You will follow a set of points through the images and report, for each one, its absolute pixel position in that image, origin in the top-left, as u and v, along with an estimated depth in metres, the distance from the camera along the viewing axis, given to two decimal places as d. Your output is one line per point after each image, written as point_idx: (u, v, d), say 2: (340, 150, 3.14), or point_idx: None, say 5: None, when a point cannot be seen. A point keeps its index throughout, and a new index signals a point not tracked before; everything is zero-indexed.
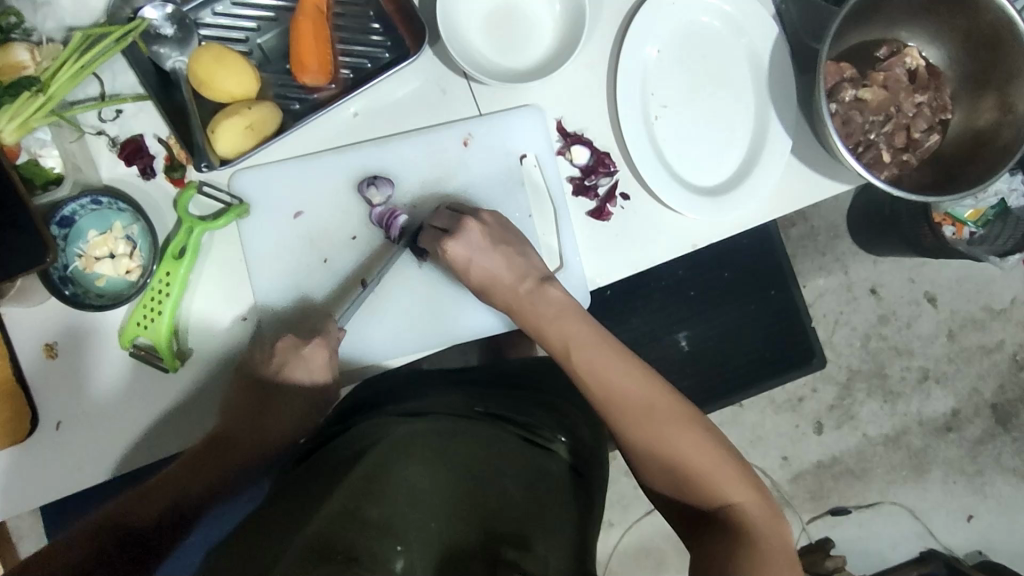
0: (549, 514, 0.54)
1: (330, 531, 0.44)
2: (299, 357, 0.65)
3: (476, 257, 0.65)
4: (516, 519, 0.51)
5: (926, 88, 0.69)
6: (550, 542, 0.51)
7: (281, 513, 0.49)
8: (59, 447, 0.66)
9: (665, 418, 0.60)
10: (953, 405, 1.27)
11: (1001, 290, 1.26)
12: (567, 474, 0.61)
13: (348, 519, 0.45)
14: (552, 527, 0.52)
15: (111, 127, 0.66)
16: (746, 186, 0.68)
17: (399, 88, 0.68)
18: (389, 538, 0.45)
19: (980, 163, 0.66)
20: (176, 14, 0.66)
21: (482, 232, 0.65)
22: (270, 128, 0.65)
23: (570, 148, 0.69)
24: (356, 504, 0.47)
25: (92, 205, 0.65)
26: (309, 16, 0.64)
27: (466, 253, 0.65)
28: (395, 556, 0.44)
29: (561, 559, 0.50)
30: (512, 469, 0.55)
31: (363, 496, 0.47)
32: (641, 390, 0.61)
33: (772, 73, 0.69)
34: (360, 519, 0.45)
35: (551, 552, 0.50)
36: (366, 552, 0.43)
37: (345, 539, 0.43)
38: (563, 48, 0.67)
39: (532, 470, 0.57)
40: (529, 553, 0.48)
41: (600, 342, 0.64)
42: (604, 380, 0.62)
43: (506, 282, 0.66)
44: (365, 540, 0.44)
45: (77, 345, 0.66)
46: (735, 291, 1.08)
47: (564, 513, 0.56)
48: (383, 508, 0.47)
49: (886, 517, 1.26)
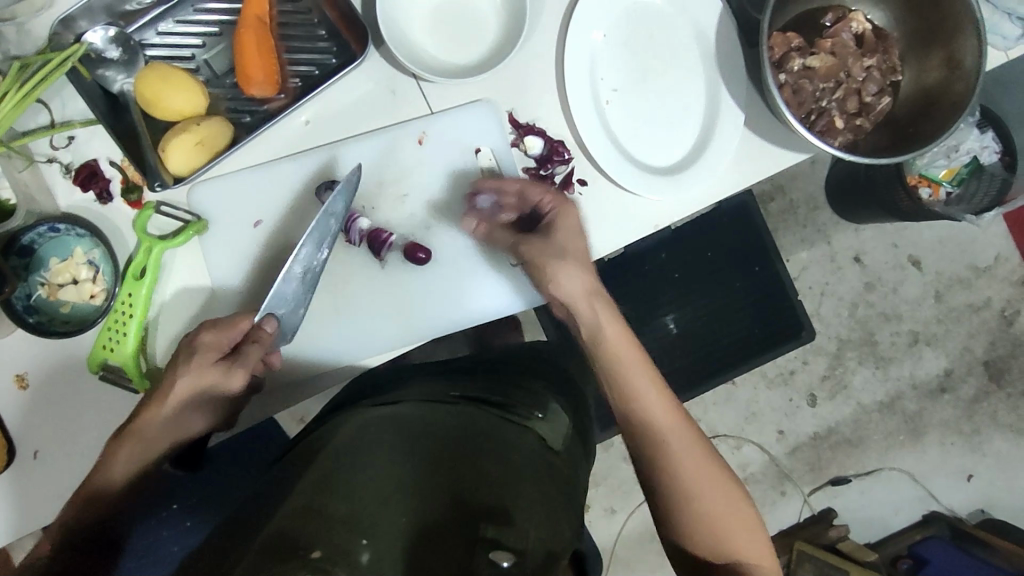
0: (529, 486, 0.53)
1: (292, 527, 0.44)
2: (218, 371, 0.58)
3: (550, 246, 0.60)
4: (494, 492, 0.50)
5: (874, 51, 0.69)
6: (528, 511, 0.50)
7: (248, 511, 0.49)
8: (39, 475, 0.66)
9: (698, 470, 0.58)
10: (945, 366, 1.27)
11: (984, 247, 1.26)
12: (546, 448, 0.60)
13: (310, 515, 0.45)
14: (529, 496, 0.52)
15: (63, 154, 0.66)
16: (702, 161, 0.68)
17: (349, 94, 0.68)
18: (353, 533, 0.45)
19: (935, 120, 0.66)
20: (120, 36, 0.65)
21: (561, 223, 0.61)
22: (221, 142, 0.65)
23: (523, 138, 0.69)
24: (320, 502, 0.47)
25: (51, 232, 0.65)
26: (251, 29, 0.65)
27: (544, 245, 0.61)
28: (361, 549, 0.44)
29: (541, 525, 0.50)
30: (488, 441, 0.55)
31: (326, 494, 0.47)
32: (683, 437, 0.59)
33: (720, 48, 0.68)
34: (323, 516, 0.45)
35: (529, 517, 0.50)
36: (328, 546, 0.43)
37: (306, 534, 0.43)
38: (508, 40, 0.67)
39: (510, 441, 0.57)
40: (506, 527, 0.48)
41: (645, 372, 0.60)
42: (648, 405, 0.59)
43: (574, 291, 0.60)
44: (328, 536, 0.44)
45: (48, 373, 0.66)
46: (716, 271, 1.09)
47: (542, 482, 0.55)
48: (348, 505, 0.47)
49: (887, 482, 1.26)
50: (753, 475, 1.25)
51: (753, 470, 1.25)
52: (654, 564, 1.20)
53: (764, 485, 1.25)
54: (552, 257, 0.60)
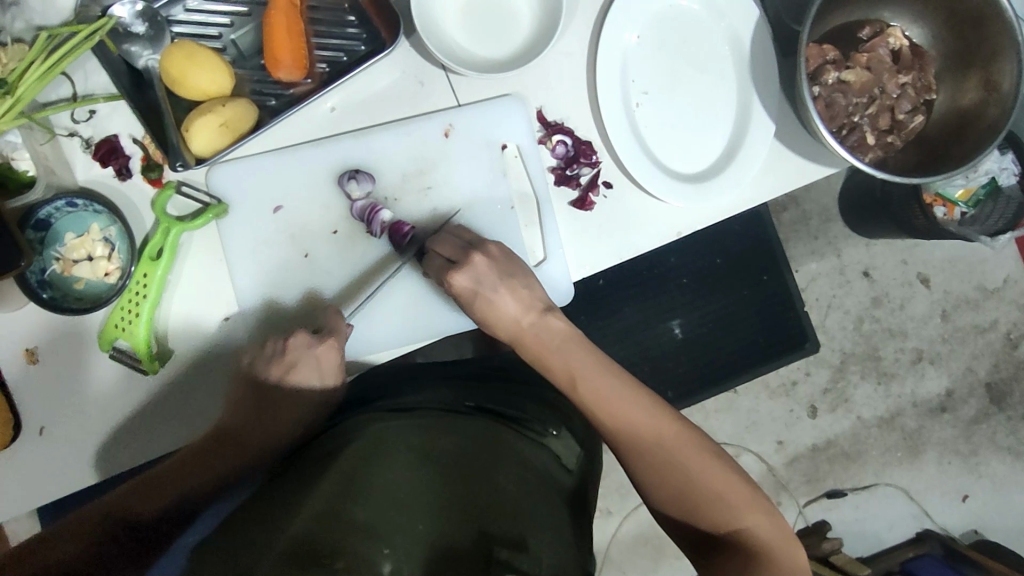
0: (541, 510, 0.52)
1: (314, 534, 0.46)
2: (311, 357, 0.64)
3: (481, 288, 0.63)
4: (507, 514, 0.50)
5: (911, 68, 0.68)
6: (542, 533, 0.50)
7: (265, 508, 0.49)
8: (43, 451, 0.66)
9: (677, 446, 0.59)
10: (947, 385, 1.27)
11: (994, 269, 1.26)
12: (555, 466, 0.60)
13: (331, 521, 0.47)
14: (542, 518, 0.52)
15: (84, 128, 0.65)
16: (730, 170, 0.68)
17: (376, 82, 0.67)
18: (376, 541, 0.47)
19: (966, 143, 0.65)
20: (147, 11, 0.64)
21: (489, 266, 0.64)
22: (245, 125, 0.64)
23: (551, 137, 0.69)
24: (340, 508, 0.48)
25: (68, 208, 0.64)
26: (281, 10, 0.63)
27: (471, 287, 0.63)
28: (383, 558, 0.46)
29: (553, 548, 0.49)
30: (504, 458, 0.55)
31: (346, 499, 0.49)
32: (649, 418, 0.60)
33: (755, 56, 0.67)
34: (343, 522, 0.47)
35: (543, 540, 0.49)
36: (352, 556, 0.46)
37: (329, 543, 0.46)
38: (541, 38, 0.66)
39: (524, 461, 0.56)
40: (520, 551, 0.48)
41: (609, 375, 0.62)
42: (615, 408, 0.61)
43: (512, 314, 0.64)
44: (350, 542, 0.46)
45: (56, 349, 0.65)
46: (726, 278, 1.08)
47: (548, 505, 0.54)
48: (368, 510, 0.49)
49: (882, 498, 1.26)
50: None
51: None
52: (646, 568, 1.20)
53: None
54: (486, 291, 0.64)
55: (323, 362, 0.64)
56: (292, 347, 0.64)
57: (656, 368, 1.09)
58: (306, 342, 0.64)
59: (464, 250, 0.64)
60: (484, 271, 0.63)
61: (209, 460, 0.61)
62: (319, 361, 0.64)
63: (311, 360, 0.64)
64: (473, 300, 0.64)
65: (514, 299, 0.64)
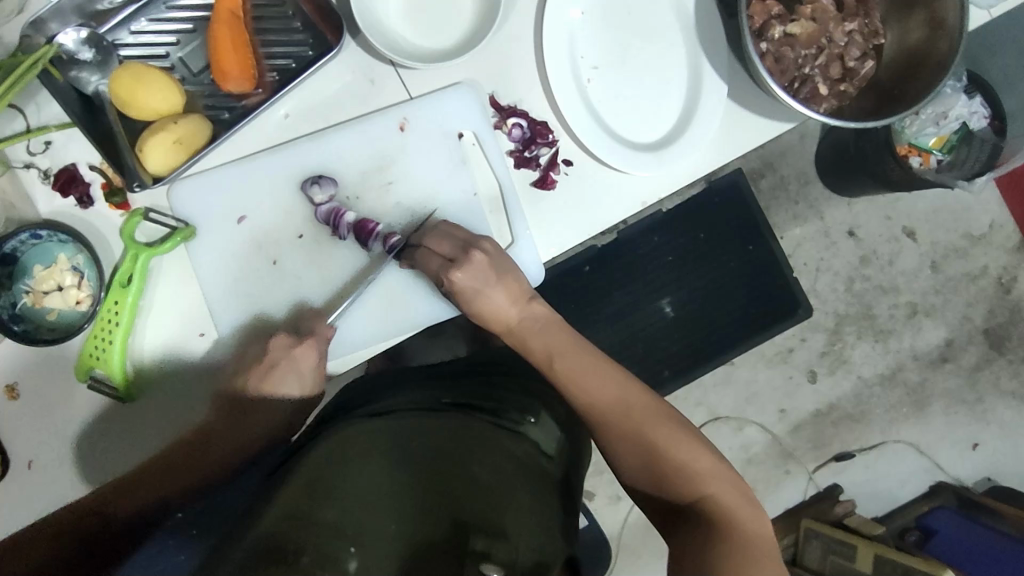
0: (519, 497, 0.53)
1: (278, 533, 0.44)
2: (291, 359, 0.64)
3: (480, 285, 0.63)
4: (484, 504, 0.50)
5: (856, 15, 0.68)
6: (519, 521, 0.50)
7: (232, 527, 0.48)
8: (34, 485, 0.66)
9: (643, 417, 0.60)
10: (944, 336, 1.26)
11: (979, 215, 1.25)
12: (536, 456, 0.59)
13: (298, 522, 0.45)
14: (519, 505, 0.52)
15: (41, 160, 0.65)
16: (688, 134, 0.67)
17: (327, 85, 0.68)
18: (343, 540, 0.45)
19: (918, 81, 0.65)
20: (93, 37, 0.64)
21: (488, 263, 0.63)
22: (200, 141, 0.65)
23: (506, 121, 0.68)
24: (307, 508, 0.47)
25: (32, 240, 0.64)
26: (224, 24, 0.64)
27: (471, 284, 0.63)
28: (350, 557, 0.45)
29: (531, 535, 0.50)
30: (479, 450, 0.55)
31: (313, 500, 0.47)
32: (619, 390, 0.61)
33: (700, 20, 0.68)
34: (310, 523, 0.45)
35: (520, 527, 0.50)
36: (319, 556, 0.43)
37: (293, 541, 0.44)
38: (484, 24, 0.66)
39: (504, 452, 0.56)
40: (499, 540, 0.48)
41: (579, 350, 0.64)
42: (586, 385, 0.61)
43: (499, 303, 0.64)
44: (317, 541, 0.44)
45: (36, 383, 0.66)
46: (709, 251, 1.08)
47: (531, 488, 0.55)
48: (339, 511, 0.47)
49: (892, 455, 1.26)
50: (757, 454, 1.24)
51: (756, 450, 1.24)
52: (662, 549, 1.19)
53: (767, 463, 1.24)
54: (483, 287, 0.63)
55: (302, 364, 0.64)
56: (271, 350, 0.64)
57: (648, 348, 1.09)
58: (285, 345, 0.64)
59: (463, 248, 0.64)
60: (482, 267, 0.63)
61: (175, 470, 0.60)
62: (298, 372, 0.64)
63: (290, 367, 0.64)
64: (468, 297, 0.64)
65: (503, 291, 0.64)
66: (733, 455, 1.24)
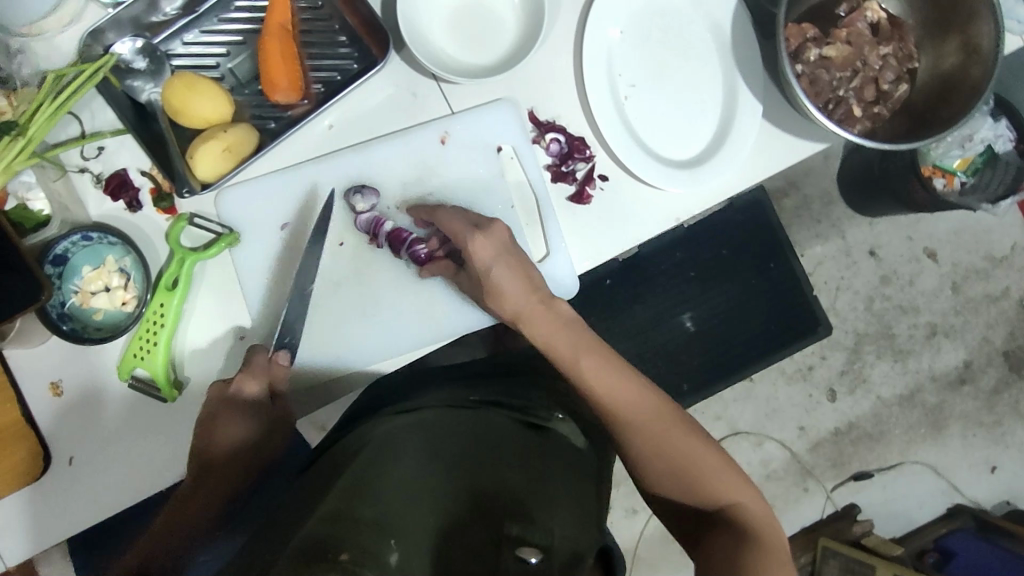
0: (550, 490, 0.52)
1: (320, 531, 0.42)
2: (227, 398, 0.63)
3: (501, 255, 0.62)
4: (516, 494, 0.50)
5: (891, 39, 0.69)
6: (552, 513, 0.50)
7: (266, 536, 0.46)
8: (73, 482, 0.67)
9: (668, 427, 0.59)
10: (964, 357, 1.26)
11: (1000, 237, 1.25)
12: (567, 449, 0.60)
13: (338, 519, 0.43)
14: (551, 499, 0.51)
15: (94, 164, 0.67)
16: (723, 153, 0.69)
17: (370, 98, 0.69)
18: (383, 533, 0.43)
19: (951, 106, 0.66)
20: (147, 47, 0.67)
21: (507, 231, 0.63)
22: (248, 149, 0.67)
23: (545, 136, 0.70)
24: (346, 506, 0.45)
25: (83, 241, 0.66)
26: (276, 36, 0.66)
27: (489, 252, 0.61)
28: (390, 549, 0.42)
29: (566, 526, 0.49)
30: (504, 446, 0.55)
31: (351, 498, 0.46)
32: (639, 396, 0.60)
33: (736, 41, 0.69)
34: (350, 520, 0.43)
35: (555, 519, 0.49)
36: (360, 545, 0.41)
37: (335, 535, 0.41)
38: (525, 42, 0.68)
39: (530, 448, 0.57)
40: (532, 526, 0.47)
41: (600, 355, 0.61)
42: (613, 394, 0.59)
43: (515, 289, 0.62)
44: (359, 536, 0.42)
45: (80, 381, 0.67)
46: (731, 266, 1.09)
47: (563, 482, 0.55)
48: (377, 508, 0.45)
49: (910, 476, 1.25)
50: (774, 471, 1.24)
51: (774, 467, 1.24)
52: (678, 564, 1.19)
53: (785, 481, 1.24)
54: (505, 258, 0.62)
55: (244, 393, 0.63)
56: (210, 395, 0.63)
57: (670, 362, 1.09)
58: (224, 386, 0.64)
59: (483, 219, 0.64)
60: (503, 233, 0.62)
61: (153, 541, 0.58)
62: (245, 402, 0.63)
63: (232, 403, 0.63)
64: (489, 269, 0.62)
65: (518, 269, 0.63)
66: (751, 472, 1.24)
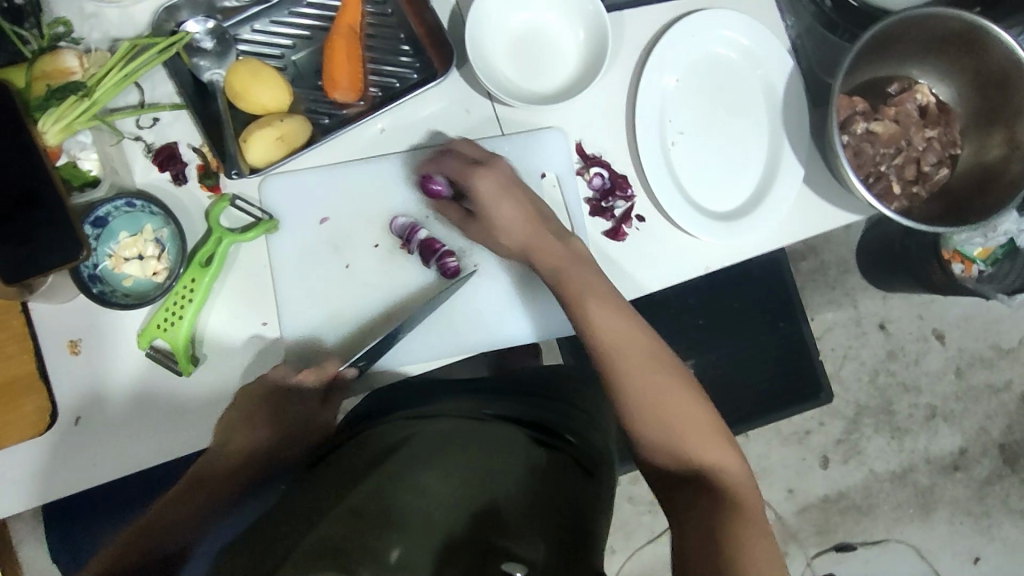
0: (556, 504, 0.52)
1: (334, 533, 0.44)
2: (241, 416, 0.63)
3: (504, 184, 0.67)
4: (519, 507, 0.50)
5: (937, 123, 0.71)
6: (553, 526, 0.50)
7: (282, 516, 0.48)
8: (72, 442, 0.66)
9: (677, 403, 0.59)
10: (960, 444, 1.26)
11: (1009, 329, 1.26)
12: (573, 470, 0.58)
13: (351, 517, 0.45)
14: (555, 513, 0.51)
15: (147, 134, 0.68)
16: (760, 211, 0.70)
17: (424, 109, 0.71)
18: (389, 530, 0.45)
19: (988, 197, 0.68)
20: (217, 29, 0.69)
21: (510, 168, 0.68)
22: (300, 140, 0.68)
23: (589, 169, 0.71)
24: (359, 503, 0.47)
25: (126, 207, 0.67)
26: (343, 37, 0.67)
27: (491, 190, 0.66)
28: (394, 548, 0.44)
29: (564, 542, 0.49)
30: (516, 454, 0.55)
31: (365, 497, 0.47)
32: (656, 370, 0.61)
33: (787, 104, 0.71)
34: (362, 518, 0.45)
35: (555, 534, 0.49)
36: (365, 546, 0.43)
37: (348, 540, 0.43)
38: (583, 76, 0.70)
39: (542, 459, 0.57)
40: (527, 541, 0.47)
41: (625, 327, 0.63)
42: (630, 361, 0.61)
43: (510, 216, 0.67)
44: (366, 534, 0.44)
45: (98, 343, 0.68)
46: (743, 320, 1.10)
47: (569, 496, 0.55)
48: (388, 506, 0.47)
49: (893, 555, 1.24)
50: None
51: None
52: None
53: None
54: (508, 189, 0.67)
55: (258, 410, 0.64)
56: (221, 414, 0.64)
57: None
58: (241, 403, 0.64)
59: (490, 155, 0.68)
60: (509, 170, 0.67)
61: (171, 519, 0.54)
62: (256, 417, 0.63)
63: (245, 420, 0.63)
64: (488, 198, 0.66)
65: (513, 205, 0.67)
66: None
